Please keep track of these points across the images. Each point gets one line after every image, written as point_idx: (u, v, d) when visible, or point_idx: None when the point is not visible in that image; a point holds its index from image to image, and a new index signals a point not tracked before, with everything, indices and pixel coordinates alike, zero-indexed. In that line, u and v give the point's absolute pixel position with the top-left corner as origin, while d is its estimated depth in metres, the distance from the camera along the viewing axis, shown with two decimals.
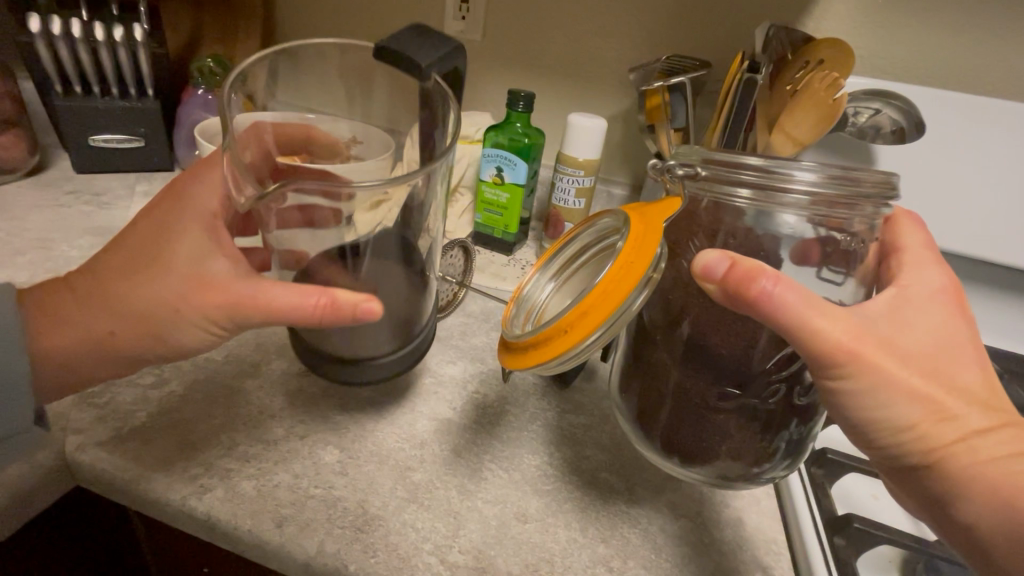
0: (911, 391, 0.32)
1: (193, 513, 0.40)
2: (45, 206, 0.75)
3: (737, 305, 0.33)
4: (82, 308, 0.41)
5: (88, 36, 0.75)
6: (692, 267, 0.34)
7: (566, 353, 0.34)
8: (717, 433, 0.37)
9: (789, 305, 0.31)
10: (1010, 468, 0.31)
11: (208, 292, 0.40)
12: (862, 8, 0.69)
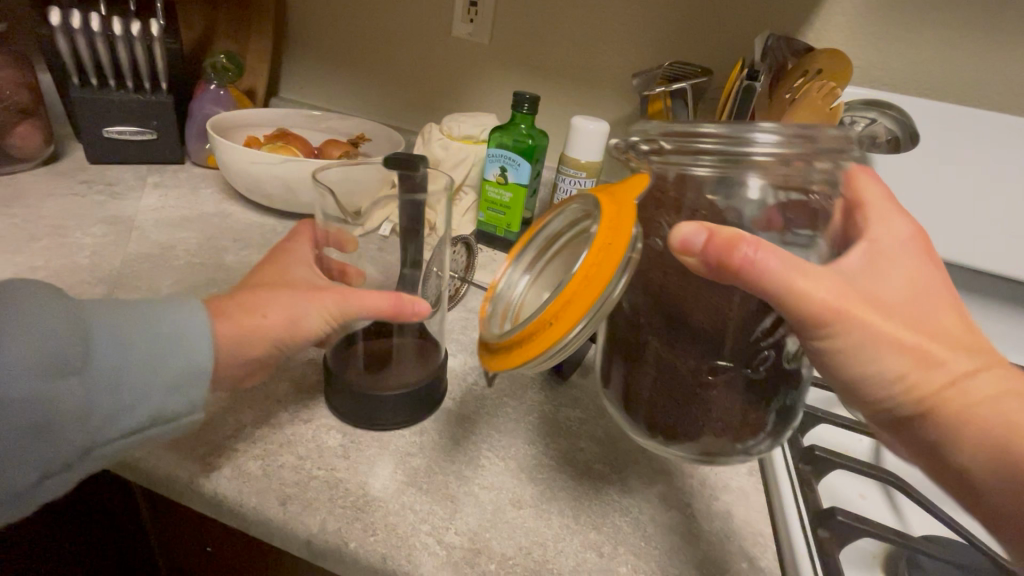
0: (894, 349, 0.33)
1: (199, 490, 0.42)
2: (59, 194, 0.77)
3: (720, 274, 0.34)
4: (234, 331, 0.42)
5: (107, 30, 0.77)
6: (670, 242, 0.35)
7: (553, 347, 0.35)
8: (710, 410, 0.38)
9: (773, 270, 0.32)
10: (1001, 410, 0.33)
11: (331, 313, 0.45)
12: (861, 21, 0.70)
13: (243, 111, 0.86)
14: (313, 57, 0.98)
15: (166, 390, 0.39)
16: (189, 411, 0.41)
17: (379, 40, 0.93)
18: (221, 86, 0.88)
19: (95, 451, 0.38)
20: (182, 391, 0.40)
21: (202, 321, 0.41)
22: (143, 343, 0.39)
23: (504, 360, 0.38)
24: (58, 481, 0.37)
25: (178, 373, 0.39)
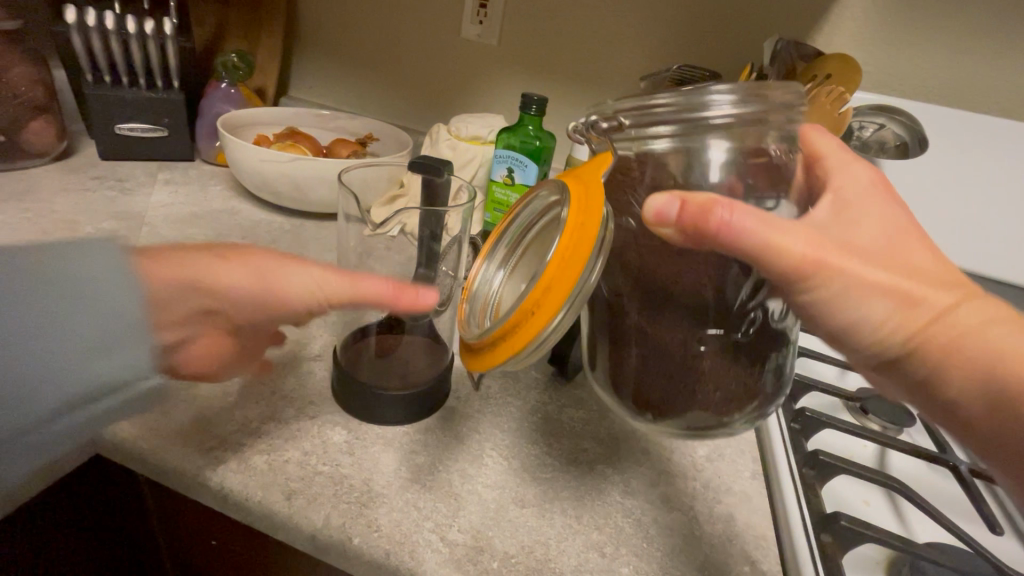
0: (876, 291, 0.34)
1: (205, 483, 0.42)
2: (71, 189, 0.78)
3: (697, 240, 0.33)
4: (183, 271, 0.40)
5: (121, 28, 0.78)
6: (643, 217, 0.35)
7: (540, 334, 0.35)
8: (709, 385, 0.38)
9: (747, 229, 0.32)
10: (996, 339, 0.33)
11: (316, 282, 0.43)
12: (870, 27, 0.70)
13: (253, 110, 0.87)
14: (323, 56, 0.99)
15: (93, 353, 0.35)
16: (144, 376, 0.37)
17: (388, 40, 0.93)
18: (231, 85, 0.88)
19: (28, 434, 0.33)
20: (118, 355, 0.36)
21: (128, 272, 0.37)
22: (41, 304, 0.34)
23: (491, 357, 0.37)
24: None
25: (106, 331, 0.35)
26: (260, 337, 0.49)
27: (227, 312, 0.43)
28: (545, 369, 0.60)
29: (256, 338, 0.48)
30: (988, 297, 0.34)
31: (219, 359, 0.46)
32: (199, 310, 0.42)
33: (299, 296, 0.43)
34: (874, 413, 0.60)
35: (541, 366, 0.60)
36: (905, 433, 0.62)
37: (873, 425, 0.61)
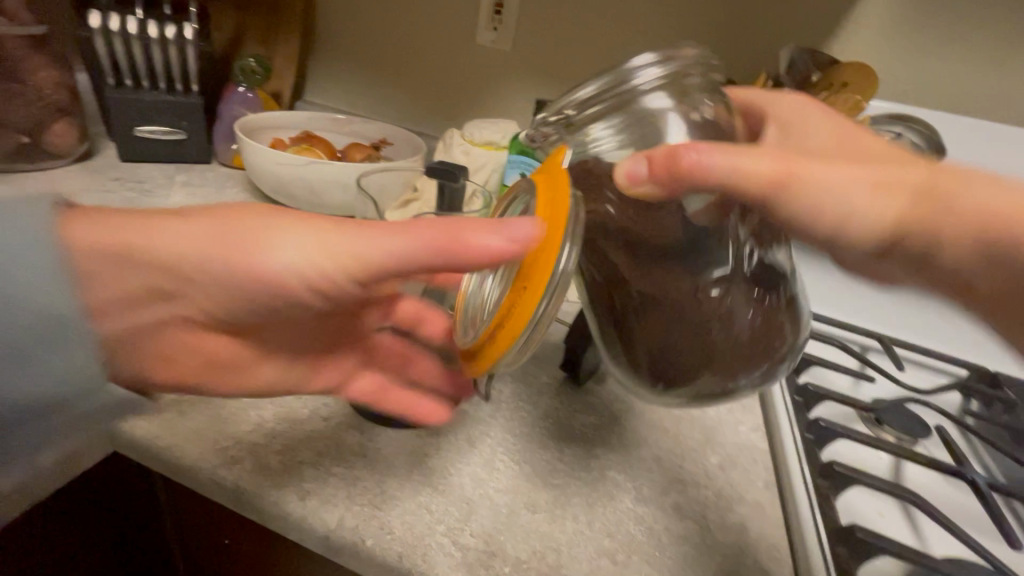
0: (855, 187, 0.35)
1: (220, 482, 0.43)
2: (91, 190, 0.79)
3: (676, 187, 0.35)
4: (112, 254, 0.37)
5: (143, 33, 0.80)
6: (619, 185, 0.37)
7: (533, 314, 0.34)
8: (729, 337, 0.38)
9: (717, 162, 0.34)
10: (981, 196, 0.34)
11: (366, 244, 0.37)
12: (886, 35, 0.70)
13: (270, 113, 0.88)
14: (339, 62, 1.00)
15: (17, 363, 0.35)
16: (86, 387, 0.37)
17: (403, 46, 0.94)
18: (249, 89, 0.90)
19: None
20: (44, 362, 0.35)
21: (49, 241, 0.35)
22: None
23: (495, 355, 0.36)
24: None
25: (28, 334, 0.34)
26: (269, 349, 0.49)
27: (204, 304, 0.41)
28: (556, 373, 0.60)
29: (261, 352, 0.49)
30: (965, 171, 0.35)
31: (206, 370, 0.46)
32: (165, 302, 0.40)
33: (348, 263, 0.38)
34: (889, 424, 0.60)
35: (553, 371, 0.60)
36: (921, 445, 0.61)
37: (889, 436, 0.60)
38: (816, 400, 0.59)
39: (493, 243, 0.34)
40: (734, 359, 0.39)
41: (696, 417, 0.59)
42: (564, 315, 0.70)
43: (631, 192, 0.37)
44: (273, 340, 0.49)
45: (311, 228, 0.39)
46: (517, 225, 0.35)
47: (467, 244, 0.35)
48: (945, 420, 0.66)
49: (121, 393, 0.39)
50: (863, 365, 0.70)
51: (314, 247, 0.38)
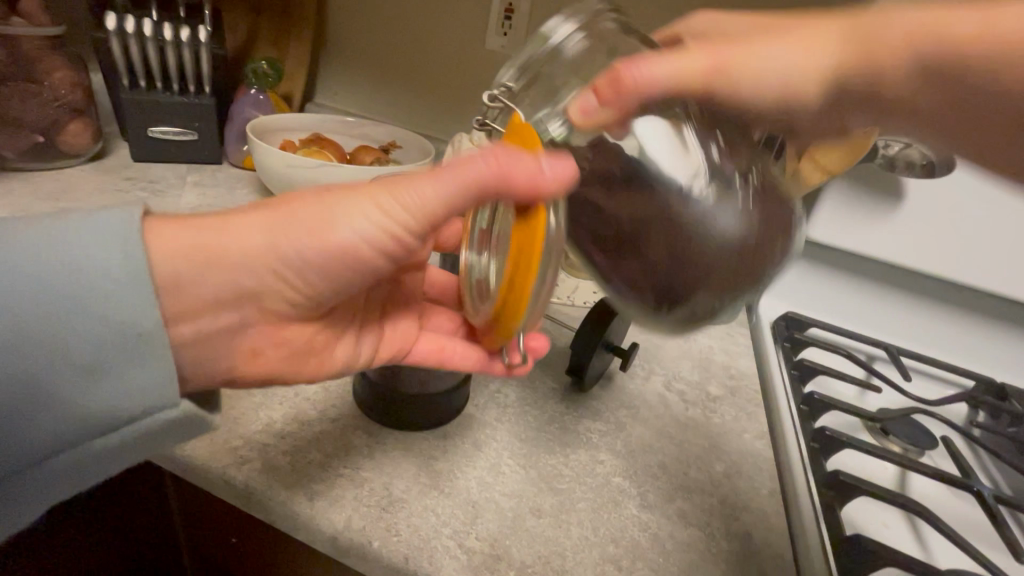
0: (783, 60, 0.37)
1: (230, 482, 0.43)
2: (105, 190, 0.80)
3: (626, 105, 0.36)
4: (193, 254, 0.37)
5: (158, 36, 0.81)
6: (575, 123, 0.38)
7: (535, 286, 0.35)
8: (728, 248, 0.36)
9: (656, 73, 0.36)
10: (907, 25, 0.35)
11: (422, 202, 0.37)
12: None
13: (280, 115, 0.89)
14: (349, 65, 1.00)
15: (90, 375, 0.35)
16: (157, 406, 0.37)
17: (413, 50, 0.95)
18: (261, 91, 0.91)
19: (56, 455, 0.36)
20: (118, 375, 0.35)
21: (136, 256, 0.36)
22: (39, 307, 0.34)
23: (510, 326, 0.38)
24: (40, 485, 0.36)
25: (107, 347, 0.35)
26: (335, 333, 0.49)
27: (297, 287, 0.41)
28: (562, 379, 0.60)
29: (332, 338, 0.48)
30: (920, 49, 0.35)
31: (293, 362, 0.45)
32: (251, 295, 0.40)
33: (413, 218, 0.38)
34: (895, 434, 0.60)
35: (559, 376, 0.60)
36: (927, 456, 0.61)
37: (894, 446, 0.60)
38: (821, 409, 0.59)
39: (531, 179, 0.33)
40: (737, 266, 0.36)
41: (701, 424, 0.59)
42: (570, 320, 0.70)
43: (592, 129, 0.38)
44: (338, 323, 0.49)
45: (369, 200, 0.38)
46: (556, 160, 0.34)
47: (509, 183, 0.34)
48: (951, 431, 0.66)
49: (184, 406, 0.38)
50: (869, 375, 0.70)
51: (374, 215, 0.38)
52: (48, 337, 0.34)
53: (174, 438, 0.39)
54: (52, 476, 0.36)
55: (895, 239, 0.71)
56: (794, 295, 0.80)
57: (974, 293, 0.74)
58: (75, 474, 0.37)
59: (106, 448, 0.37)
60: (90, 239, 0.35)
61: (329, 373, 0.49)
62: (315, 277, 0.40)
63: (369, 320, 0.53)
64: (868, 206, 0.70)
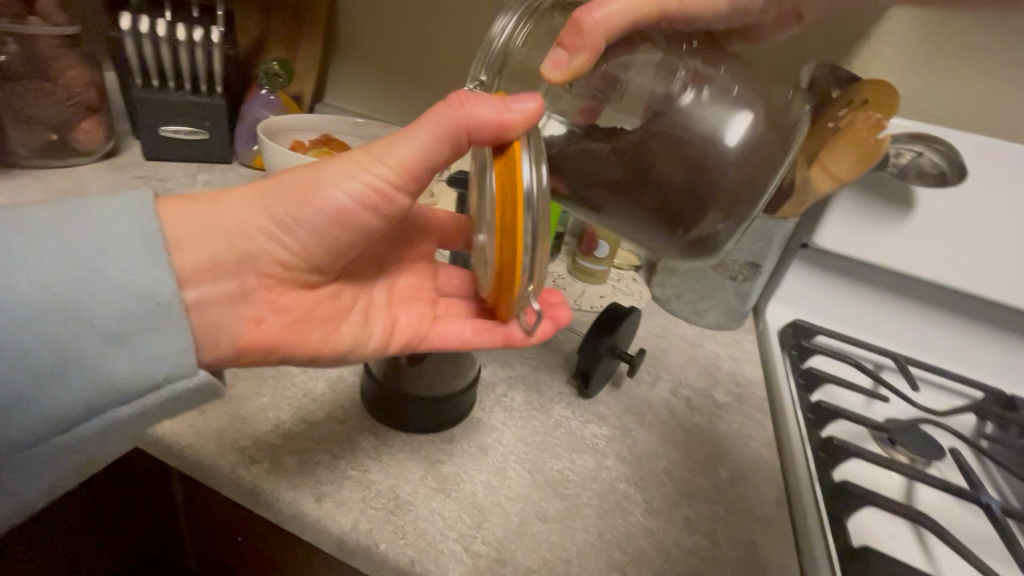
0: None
1: (238, 481, 0.44)
2: (117, 188, 0.81)
3: (594, 42, 0.42)
4: (196, 218, 0.40)
5: (172, 36, 0.81)
6: (551, 78, 0.43)
7: (525, 220, 0.35)
8: (733, 152, 0.44)
9: (606, 13, 0.42)
10: None
11: (401, 156, 0.40)
12: (909, 53, 0.70)
13: (291, 115, 0.90)
14: (359, 66, 1.01)
15: (112, 345, 0.35)
16: (178, 373, 0.37)
17: (423, 52, 0.95)
18: (271, 92, 0.91)
19: (80, 424, 0.36)
20: (140, 343, 0.36)
21: (154, 224, 0.37)
22: (64, 277, 0.34)
23: (510, 271, 0.38)
24: (60, 457, 0.37)
25: (127, 316, 0.35)
26: (342, 309, 0.49)
27: (291, 247, 0.42)
28: (570, 383, 0.60)
29: (337, 315, 0.48)
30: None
31: (295, 330, 0.45)
32: (248, 258, 0.41)
33: (397, 171, 0.41)
34: (903, 445, 0.60)
35: (566, 380, 0.60)
36: (935, 467, 0.60)
37: (902, 457, 0.60)
38: (828, 418, 0.59)
39: (495, 113, 0.36)
40: (745, 169, 0.44)
41: (707, 430, 0.59)
42: (576, 324, 0.70)
43: (572, 76, 0.43)
44: (343, 301, 0.49)
45: (350, 161, 0.41)
46: (517, 99, 0.38)
47: (474, 122, 0.37)
48: (960, 443, 0.66)
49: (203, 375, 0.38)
50: (876, 384, 0.70)
51: (357, 172, 0.41)
52: (69, 306, 0.34)
53: (189, 405, 0.39)
54: (70, 447, 0.36)
55: (904, 247, 0.70)
56: (803, 304, 0.79)
57: (986, 305, 0.73)
58: (84, 447, 0.37)
59: (124, 418, 0.37)
60: (111, 214, 0.36)
61: (336, 353, 0.48)
62: (311, 234, 0.42)
63: (376, 304, 0.52)
64: (876, 213, 0.69)
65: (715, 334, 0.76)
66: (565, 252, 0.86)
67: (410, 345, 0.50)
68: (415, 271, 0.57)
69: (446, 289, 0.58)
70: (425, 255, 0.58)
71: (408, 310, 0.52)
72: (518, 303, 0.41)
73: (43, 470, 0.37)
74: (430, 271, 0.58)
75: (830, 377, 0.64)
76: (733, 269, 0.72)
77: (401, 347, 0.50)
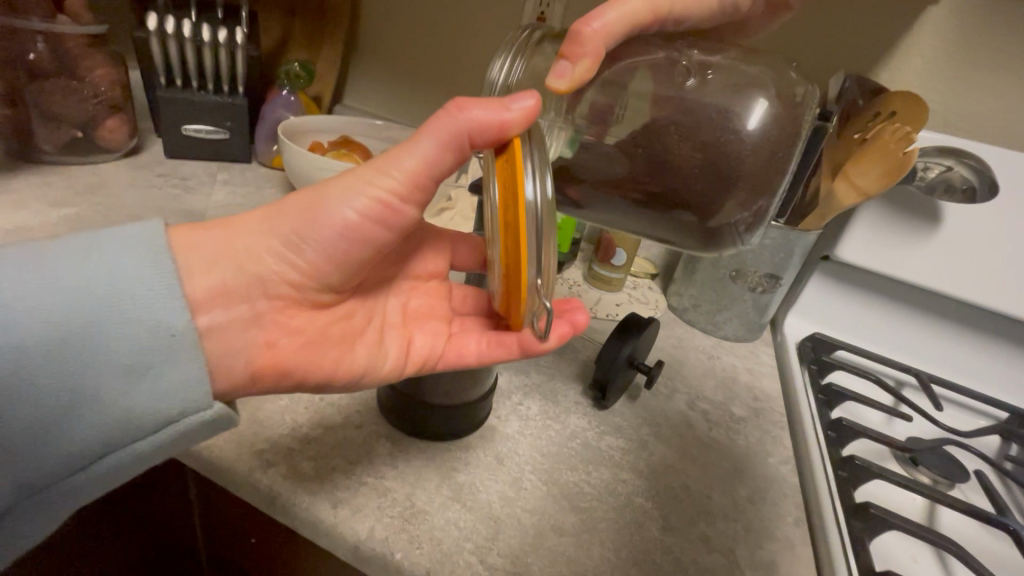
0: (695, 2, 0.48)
1: (255, 485, 0.44)
2: (139, 186, 0.82)
3: (598, 48, 0.41)
4: (207, 248, 0.40)
5: (196, 36, 0.82)
6: (557, 87, 0.40)
7: (529, 223, 0.35)
8: (755, 142, 0.43)
9: (606, 21, 0.42)
10: None
11: (405, 167, 0.40)
12: (939, 64, 0.68)
13: (310, 117, 0.90)
14: (378, 68, 1.01)
15: (126, 378, 0.35)
16: (190, 408, 0.36)
17: (442, 54, 0.95)
18: (292, 93, 0.92)
19: (95, 463, 0.35)
20: (154, 375, 0.35)
21: (165, 257, 0.37)
22: (78, 312, 0.34)
23: (520, 279, 0.37)
24: (65, 500, 0.35)
25: (141, 349, 0.35)
26: (356, 328, 0.48)
27: (300, 266, 0.42)
28: (587, 393, 0.60)
29: (351, 334, 0.47)
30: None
31: (309, 353, 0.44)
32: (258, 280, 0.41)
33: (402, 182, 0.40)
34: (926, 465, 0.58)
35: (581, 391, 0.60)
36: (958, 489, 0.59)
37: (924, 478, 0.58)
38: (851, 436, 0.57)
39: (493, 114, 0.36)
40: (766, 157, 0.44)
41: (724, 445, 0.58)
42: (592, 333, 0.70)
43: (577, 85, 0.41)
44: (357, 321, 0.48)
45: (354, 178, 0.41)
46: (514, 98, 0.37)
47: (474, 126, 0.37)
48: (984, 465, 0.64)
49: (218, 407, 0.38)
50: (898, 402, 0.68)
51: (363, 188, 0.40)
52: (85, 342, 0.34)
53: (202, 438, 0.38)
54: (84, 487, 0.35)
55: (930, 262, 0.69)
56: (822, 317, 0.78)
57: (1015, 324, 0.71)
58: (92, 488, 0.36)
59: (136, 455, 0.36)
60: (125, 249, 0.36)
61: (352, 373, 0.47)
62: (320, 251, 0.42)
63: (390, 321, 0.51)
64: (902, 227, 0.68)
65: (732, 346, 0.75)
66: (581, 259, 0.86)
67: (428, 364, 0.49)
68: (428, 291, 0.55)
69: (462, 309, 0.57)
70: (436, 272, 0.56)
71: (421, 328, 0.51)
72: (531, 310, 0.40)
73: (53, 515, 0.35)
74: (443, 291, 0.56)
75: (853, 395, 0.63)
76: (752, 281, 0.70)
77: (417, 367, 0.49)
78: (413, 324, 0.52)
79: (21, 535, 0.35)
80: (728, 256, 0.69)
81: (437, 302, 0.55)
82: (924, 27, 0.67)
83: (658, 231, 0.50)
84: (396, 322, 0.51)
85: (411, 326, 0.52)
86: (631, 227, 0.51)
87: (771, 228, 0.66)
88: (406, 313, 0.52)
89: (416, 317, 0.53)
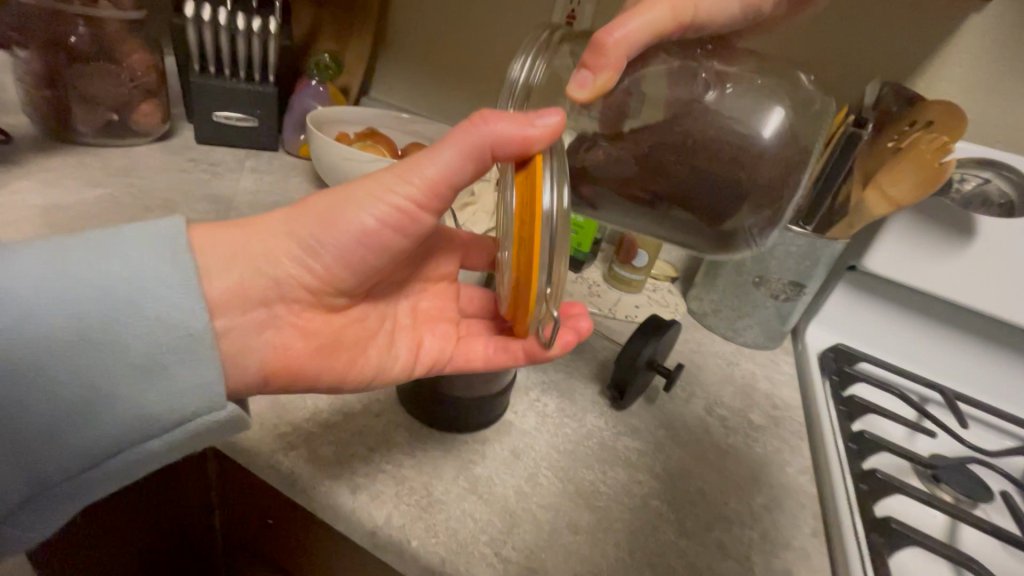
0: None
1: (276, 466, 0.45)
2: (170, 169, 0.84)
3: (622, 59, 0.41)
4: (230, 249, 0.40)
5: (232, 24, 0.82)
6: (580, 99, 0.41)
7: (546, 233, 0.35)
8: (780, 147, 0.43)
9: (629, 31, 0.41)
10: None
11: (426, 175, 0.40)
12: (983, 74, 0.66)
13: (338, 108, 0.91)
14: (405, 61, 1.02)
15: (146, 377, 0.35)
16: (207, 408, 0.37)
17: (470, 48, 0.95)
18: (320, 83, 0.93)
19: (112, 458, 0.36)
20: (171, 371, 0.36)
21: (184, 257, 0.37)
22: (99, 310, 0.34)
23: (531, 288, 0.37)
24: (88, 490, 0.37)
25: (161, 348, 0.35)
26: (368, 331, 0.49)
27: (316, 270, 0.42)
28: (604, 391, 0.60)
29: (363, 338, 0.48)
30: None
31: (322, 355, 0.45)
32: (276, 283, 0.41)
33: (422, 190, 0.41)
34: (949, 483, 0.57)
35: (598, 391, 0.60)
36: (981, 509, 0.58)
37: (946, 495, 0.57)
38: (872, 450, 0.57)
39: (517, 129, 0.36)
40: (786, 163, 0.44)
41: (741, 452, 0.57)
42: (611, 335, 0.69)
43: (599, 94, 0.41)
44: (369, 323, 0.49)
45: (373, 184, 0.41)
46: (539, 114, 0.37)
47: (497, 138, 0.37)
48: (1010, 486, 0.62)
49: (231, 409, 0.39)
50: (920, 417, 0.67)
51: (382, 196, 0.41)
52: (104, 338, 0.34)
53: (214, 439, 0.39)
54: (100, 479, 0.37)
55: (961, 276, 0.67)
56: (844, 328, 0.77)
57: None
58: (111, 477, 0.37)
59: (154, 451, 0.37)
60: (149, 249, 0.36)
61: (361, 377, 0.48)
62: (337, 255, 0.42)
63: (401, 324, 0.52)
64: (934, 240, 0.66)
65: (751, 353, 0.75)
66: (601, 259, 0.85)
67: (435, 368, 0.50)
68: (438, 294, 0.56)
69: (471, 312, 0.58)
70: (448, 274, 0.57)
71: (433, 332, 0.52)
72: (540, 319, 0.40)
73: (70, 504, 0.36)
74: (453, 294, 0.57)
75: (875, 408, 0.62)
76: (775, 288, 0.69)
77: (426, 371, 0.50)
78: (422, 327, 0.52)
79: (38, 523, 0.36)
80: (752, 261, 0.68)
81: (447, 305, 0.56)
82: (969, 35, 0.65)
83: (677, 235, 0.49)
84: (406, 326, 0.52)
85: (422, 329, 0.52)
86: (649, 233, 0.50)
87: (798, 235, 0.65)
88: (416, 317, 0.53)
89: (427, 321, 0.53)
